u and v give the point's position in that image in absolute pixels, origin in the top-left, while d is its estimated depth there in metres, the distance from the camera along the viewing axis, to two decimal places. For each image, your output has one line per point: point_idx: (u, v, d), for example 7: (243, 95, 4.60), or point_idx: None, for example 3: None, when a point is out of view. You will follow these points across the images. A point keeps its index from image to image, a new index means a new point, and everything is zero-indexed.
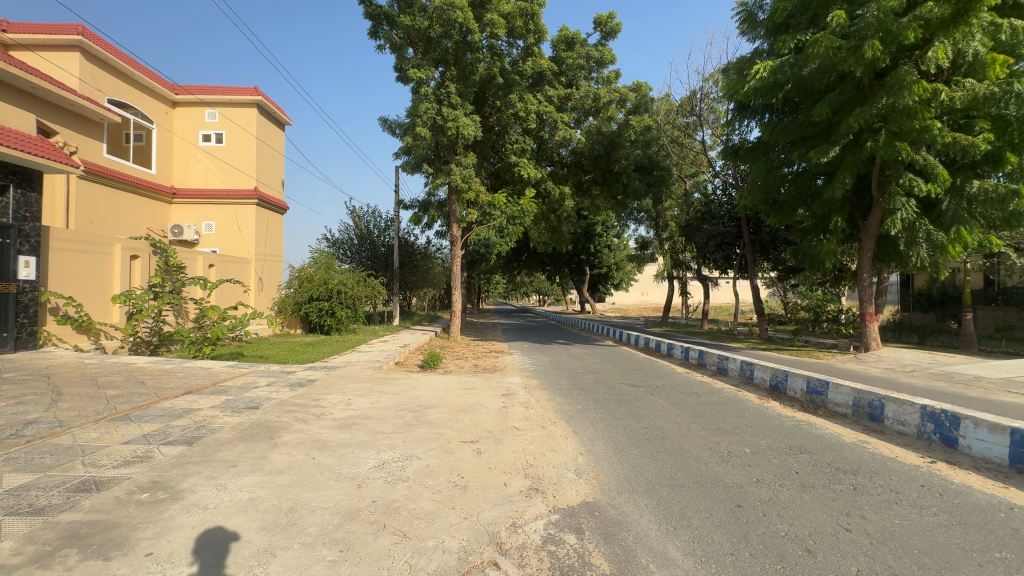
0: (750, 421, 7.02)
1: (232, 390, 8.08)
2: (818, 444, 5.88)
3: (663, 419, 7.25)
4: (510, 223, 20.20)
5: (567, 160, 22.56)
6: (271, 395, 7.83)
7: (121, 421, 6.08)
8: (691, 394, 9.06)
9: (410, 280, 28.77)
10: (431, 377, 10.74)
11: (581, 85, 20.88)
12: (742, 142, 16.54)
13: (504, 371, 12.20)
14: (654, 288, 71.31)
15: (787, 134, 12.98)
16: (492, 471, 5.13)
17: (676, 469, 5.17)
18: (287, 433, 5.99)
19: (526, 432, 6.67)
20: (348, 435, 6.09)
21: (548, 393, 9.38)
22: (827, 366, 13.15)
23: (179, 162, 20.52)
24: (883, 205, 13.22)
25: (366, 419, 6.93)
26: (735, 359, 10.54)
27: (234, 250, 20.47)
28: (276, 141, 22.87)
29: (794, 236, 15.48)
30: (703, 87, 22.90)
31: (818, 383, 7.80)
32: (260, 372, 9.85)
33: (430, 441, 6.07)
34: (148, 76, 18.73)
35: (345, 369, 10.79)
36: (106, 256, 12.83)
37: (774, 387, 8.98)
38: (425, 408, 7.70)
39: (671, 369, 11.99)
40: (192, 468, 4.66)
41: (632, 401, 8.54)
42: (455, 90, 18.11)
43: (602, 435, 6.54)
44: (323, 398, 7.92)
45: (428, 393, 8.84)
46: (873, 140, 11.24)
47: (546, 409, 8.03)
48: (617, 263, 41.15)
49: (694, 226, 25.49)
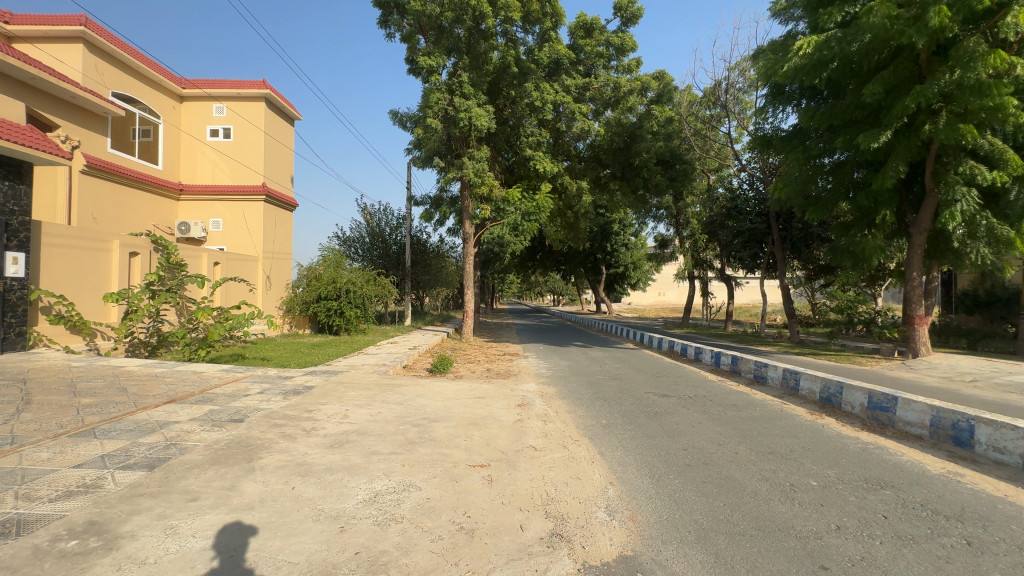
0: (806, 443, 6.00)
1: (220, 399, 7.31)
2: (900, 476, 4.86)
3: (703, 439, 6.28)
4: (525, 220, 19.27)
5: (585, 154, 21.56)
6: (260, 406, 7.04)
7: (81, 438, 5.32)
8: (729, 407, 8.02)
9: (422, 279, 28.03)
10: (440, 383, 9.88)
11: (600, 74, 19.79)
12: (774, 131, 15.41)
13: (519, 377, 11.29)
14: (671, 288, 69.86)
15: (829, 119, 11.85)
16: (506, 507, 4.23)
17: (732, 511, 4.22)
18: (268, 453, 5.16)
19: (546, 454, 5.76)
20: (339, 456, 5.25)
21: (568, 404, 8.44)
22: (875, 374, 11.93)
23: (186, 157, 20.06)
24: (938, 197, 12.00)
25: (362, 435, 6.09)
26: (775, 367, 9.47)
27: (242, 248, 19.95)
28: (285, 136, 22.30)
29: (833, 232, 14.29)
30: (728, 76, 21.76)
31: (883, 398, 6.75)
32: (257, 378, 9.14)
33: (434, 464, 5.20)
34: (154, 69, 18.27)
35: (348, 375, 9.99)
36: (103, 253, 12.31)
37: (826, 400, 7.91)
38: (430, 422, 6.84)
39: (702, 376, 10.95)
40: (142, 504, 3.86)
41: (664, 415, 7.56)
42: (467, 80, 17.33)
43: (633, 459, 5.60)
44: (318, 409, 7.09)
45: (435, 403, 7.96)
46: (932, 124, 10.09)
47: (567, 424, 7.11)
48: (634, 262, 40.06)
49: (718, 223, 24.29)
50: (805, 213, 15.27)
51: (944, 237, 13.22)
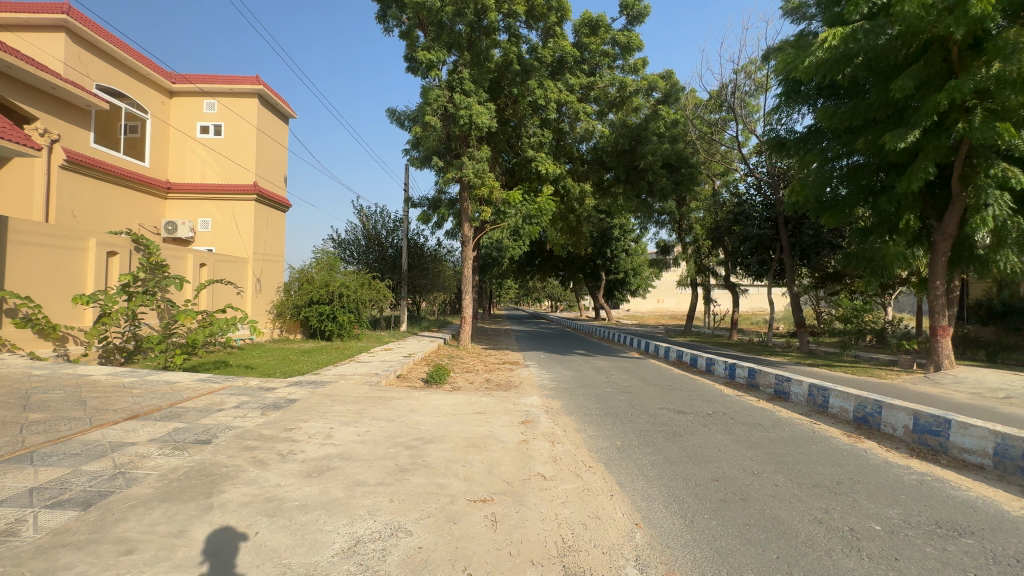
0: (854, 474, 5.26)
1: (188, 416, 6.51)
2: (979, 520, 4.12)
3: (734, 466, 5.53)
4: (526, 223, 18.58)
5: (587, 156, 20.95)
6: (234, 423, 6.26)
7: (14, 465, 4.52)
8: (755, 426, 7.28)
9: (418, 283, 27.27)
10: (436, 396, 9.08)
11: (604, 74, 19.14)
12: (788, 133, 14.81)
13: (521, 389, 10.51)
14: (670, 295, 69.30)
15: (851, 118, 11.25)
16: (513, 561, 3.48)
17: (790, 566, 3.47)
18: (233, 485, 4.39)
19: (557, 485, 5.01)
20: (317, 489, 4.48)
21: (576, 422, 7.68)
22: (899, 389, 11.21)
23: (175, 154, 19.31)
24: (965, 202, 11.36)
25: (346, 459, 5.33)
26: (800, 383, 8.74)
27: (231, 249, 19.16)
28: (279, 134, 21.62)
29: (851, 238, 13.64)
30: (735, 79, 21.22)
31: (933, 421, 6.04)
32: (236, 389, 8.32)
33: (427, 499, 4.43)
34: (142, 62, 17.55)
35: (335, 386, 9.18)
36: (77, 253, 11.58)
37: (861, 421, 7.19)
38: (425, 443, 6.06)
39: (717, 390, 10.18)
40: (61, 561, 3.09)
41: (685, 436, 6.81)
42: (468, 77, 16.72)
43: (658, 492, 4.86)
44: (299, 427, 6.32)
45: (430, 421, 7.19)
46: (965, 122, 9.49)
47: (578, 447, 6.36)
48: (635, 268, 39.46)
49: (724, 228, 23.60)
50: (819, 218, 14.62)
51: (969, 244, 12.59)
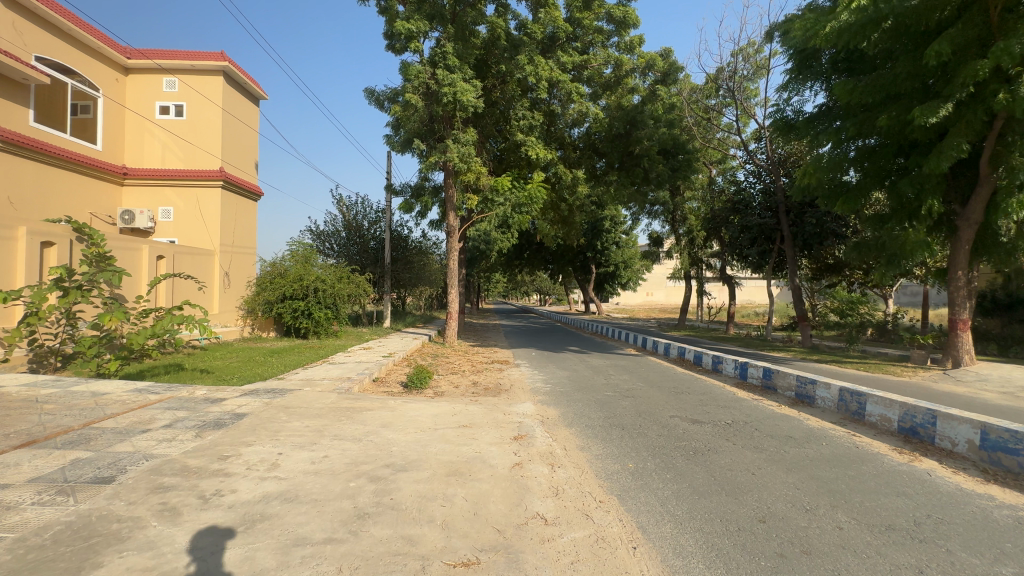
0: (933, 510, 4.21)
1: (102, 440, 5.25)
2: None
3: (781, 502, 4.44)
4: (515, 212, 17.31)
5: (580, 142, 19.80)
6: (156, 450, 5.02)
7: None
8: (788, 440, 6.23)
9: (402, 277, 25.96)
10: (415, 405, 7.87)
11: (598, 53, 17.98)
12: (796, 113, 13.80)
13: (511, 394, 9.34)
14: (660, 288, 68.81)
15: (872, 92, 10.30)
16: None
17: None
18: (118, 554, 3.19)
19: (561, 533, 3.89)
20: (239, 555, 3.29)
21: (578, 436, 6.57)
22: (925, 388, 10.27)
23: (132, 137, 17.68)
24: (994, 184, 10.54)
25: (292, 501, 4.14)
26: (827, 386, 7.72)
27: (195, 240, 17.61)
28: (249, 116, 20.06)
29: (865, 225, 12.70)
30: (732, 62, 20.27)
31: (1009, 437, 5.03)
32: (175, 402, 7.03)
33: (389, 566, 3.26)
34: (91, 34, 15.88)
35: (296, 396, 7.89)
36: (5, 243, 10.18)
37: (909, 432, 6.21)
38: (395, 473, 4.88)
39: (732, 394, 9.14)
40: None
41: (710, 455, 5.73)
42: (453, 51, 15.35)
43: (694, 543, 3.75)
44: (240, 453, 5.10)
45: (404, 440, 5.99)
46: (1006, 92, 8.54)
47: (584, 472, 5.24)
48: (626, 261, 38.67)
49: (722, 218, 22.42)
50: (830, 205, 13.63)
51: (993, 232, 11.76)
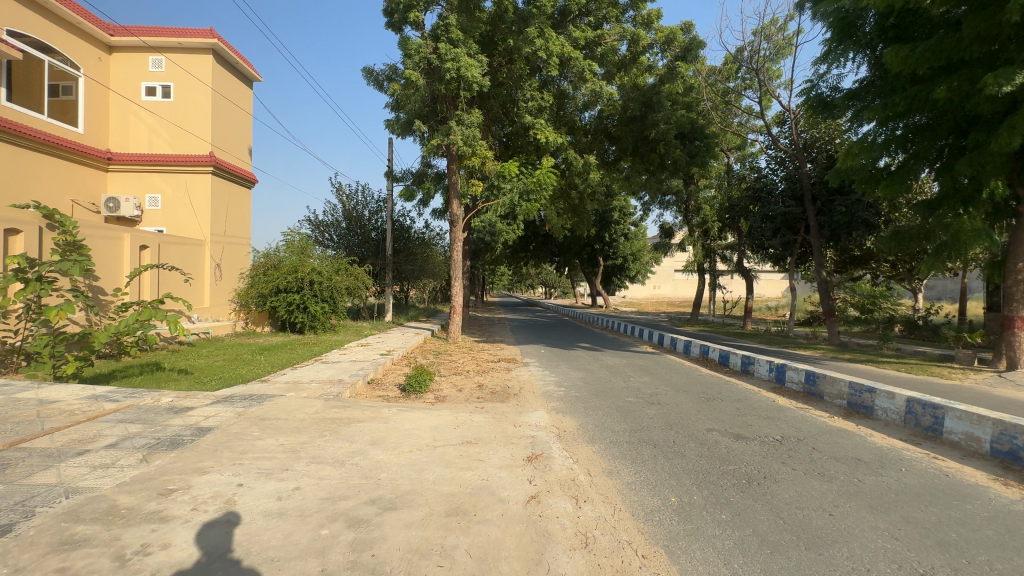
0: None
1: (23, 467, 4.25)
2: None
3: (886, 563, 3.36)
4: (523, 200, 15.97)
5: (592, 126, 18.62)
6: (84, 481, 4.02)
7: None
8: (860, 465, 5.15)
9: (404, 269, 24.95)
10: (412, 414, 6.84)
11: (612, 28, 16.77)
12: (833, 89, 12.56)
13: (521, 399, 8.30)
14: (667, 281, 67.78)
15: (929, 61, 9.16)
16: None
17: None
18: None
19: None
20: None
21: (603, 457, 5.53)
22: (986, 394, 9.11)
23: (117, 119, 16.68)
24: None
25: (237, 562, 3.11)
26: (890, 396, 6.66)
27: (184, 230, 16.63)
28: (241, 99, 18.99)
29: (911, 211, 11.52)
30: (753, 42, 18.94)
31: None
32: (132, 413, 6.03)
33: None
34: (71, 7, 14.80)
35: (277, 403, 6.87)
36: None
37: (1004, 455, 5.16)
38: (380, 513, 3.86)
39: (771, 400, 8.06)
40: None
41: (768, 486, 4.66)
42: (456, 23, 14.14)
43: None
44: (189, 485, 4.09)
45: (395, 463, 4.96)
46: None
47: (617, 511, 4.18)
48: (635, 253, 37.53)
49: (741, 208, 21.14)
50: (868, 191, 12.44)
51: None
